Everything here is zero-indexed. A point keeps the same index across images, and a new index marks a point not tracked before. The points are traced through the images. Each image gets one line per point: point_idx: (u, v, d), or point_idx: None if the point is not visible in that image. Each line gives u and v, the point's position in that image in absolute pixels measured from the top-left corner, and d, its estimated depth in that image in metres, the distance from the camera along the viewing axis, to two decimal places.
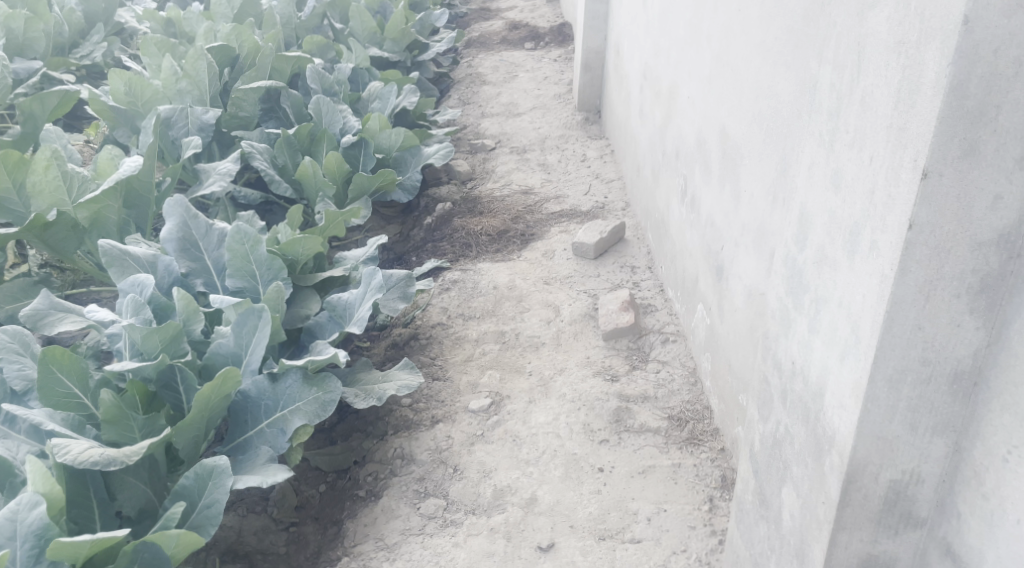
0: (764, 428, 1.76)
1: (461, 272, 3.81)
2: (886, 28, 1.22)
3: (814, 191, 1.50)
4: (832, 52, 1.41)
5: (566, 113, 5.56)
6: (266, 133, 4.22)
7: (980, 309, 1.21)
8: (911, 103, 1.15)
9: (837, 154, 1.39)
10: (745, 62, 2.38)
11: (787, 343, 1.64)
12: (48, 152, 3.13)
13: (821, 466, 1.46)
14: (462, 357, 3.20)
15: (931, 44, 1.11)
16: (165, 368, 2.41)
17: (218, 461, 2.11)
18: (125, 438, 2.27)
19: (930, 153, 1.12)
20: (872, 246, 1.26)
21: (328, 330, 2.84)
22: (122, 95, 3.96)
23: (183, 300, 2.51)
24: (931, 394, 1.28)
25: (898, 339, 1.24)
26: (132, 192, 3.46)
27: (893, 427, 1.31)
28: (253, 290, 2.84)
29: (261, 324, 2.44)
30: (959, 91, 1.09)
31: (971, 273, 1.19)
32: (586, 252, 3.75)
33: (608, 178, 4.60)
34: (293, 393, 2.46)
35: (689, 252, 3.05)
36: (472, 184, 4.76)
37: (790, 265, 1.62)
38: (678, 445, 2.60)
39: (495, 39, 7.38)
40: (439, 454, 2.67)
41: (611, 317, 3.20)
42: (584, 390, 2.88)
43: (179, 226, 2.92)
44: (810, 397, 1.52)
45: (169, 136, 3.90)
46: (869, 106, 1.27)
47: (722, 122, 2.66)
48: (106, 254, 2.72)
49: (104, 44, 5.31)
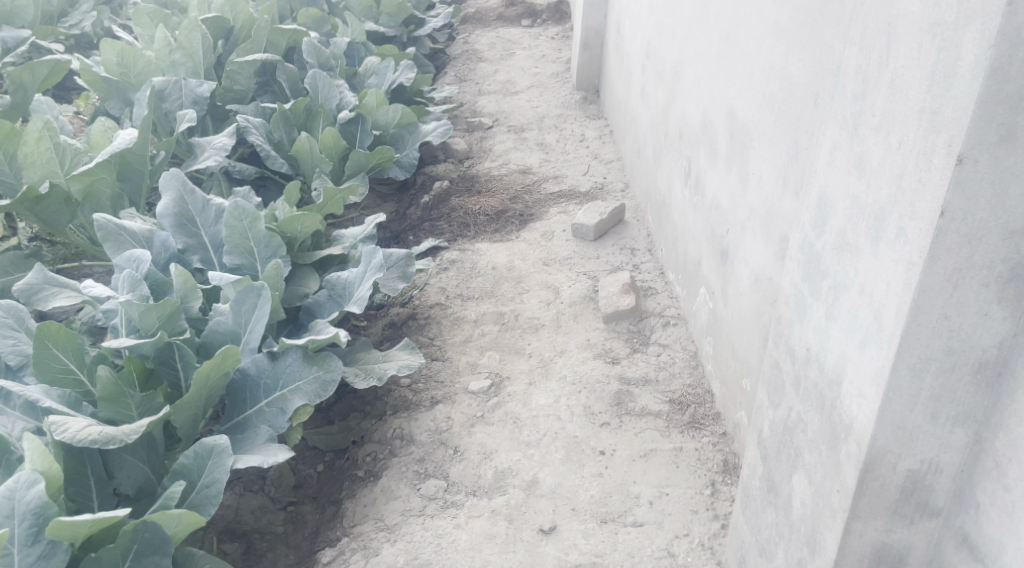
0: (775, 414, 1.75)
1: (460, 252, 3.78)
2: (920, 9, 1.19)
3: (835, 175, 1.47)
4: (857, 33, 1.38)
5: (564, 92, 5.52)
6: (262, 108, 4.16)
7: (1008, 299, 1.20)
8: (946, 87, 1.12)
9: (862, 138, 1.36)
10: (756, 43, 2.35)
11: (801, 329, 1.63)
12: (40, 123, 3.09)
13: (837, 454, 1.45)
14: (461, 338, 3.18)
15: (971, 26, 1.08)
16: (163, 345, 2.38)
17: (218, 440, 2.08)
18: (122, 415, 2.24)
19: (966, 139, 1.10)
20: (898, 233, 1.24)
21: (328, 309, 2.81)
22: (115, 65, 3.89)
23: (181, 276, 2.49)
24: (953, 384, 1.27)
25: (924, 328, 1.22)
26: (126, 166, 3.41)
27: (914, 417, 1.30)
28: (251, 267, 2.80)
29: (261, 302, 2.41)
30: (999, 76, 1.05)
31: (1002, 262, 1.17)
32: (586, 234, 3.72)
33: (606, 159, 4.56)
34: (292, 372, 2.42)
35: (692, 235, 3.03)
36: (469, 163, 4.73)
37: (807, 249, 1.60)
38: (679, 429, 2.59)
39: (491, 15, 7.30)
40: (438, 436, 2.64)
41: (611, 299, 3.17)
42: (585, 372, 2.87)
43: (176, 201, 2.87)
44: (825, 385, 1.51)
45: (163, 108, 3.85)
46: (899, 89, 1.25)
47: (729, 104, 2.63)
48: (101, 228, 2.67)
49: (93, 13, 5.22)
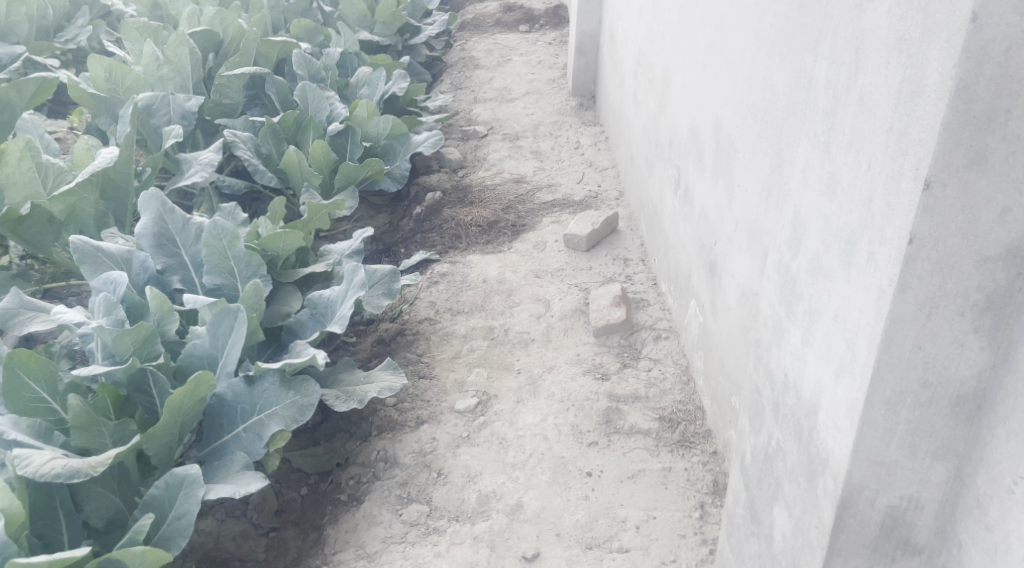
0: (756, 440, 1.68)
1: (450, 265, 3.71)
2: (887, 23, 1.12)
3: (808, 195, 1.40)
4: (828, 47, 1.32)
5: (560, 99, 5.45)
6: (251, 121, 4.10)
7: (985, 329, 1.12)
8: (912, 107, 1.05)
9: (833, 157, 1.29)
10: (739, 51, 2.28)
11: (779, 353, 1.56)
12: (21, 143, 3.07)
13: (816, 488, 1.38)
14: (450, 354, 3.11)
15: (936, 43, 1.01)
16: (136, 371, 2.32)
17: (189, 470, 2.03)
18: (94, 443, 2.20)
19: (933, 162, 1.02)
20: (869, 258, 1.18)
21: (310, 329, 2.75)
22: (103, 82, 3.86)
23: (157, 300, 2.44)
24: (931, 417, 1.20)
25: (898, 359, 1.15)
26: (110, 183, 3.31)
27: (891, 452, 1.23)
28: (232, 287, 2.75)
29: (237, 324, 2.36)
30: (965, 95, 0.99)
31: (977, 290, 1.10)
32: (578, 244, 3.65)
33: (601, 166, 4.49)
34: (269, 397, 2.36)
35: (682, 247, 2.96)
36: (463, 173, 4.67)
37: (783, 271, 1.53)
38: (669, 447, 2.52)
39: (489, 21, 7.25)
40: (422, 458, 2.58)
41: (601, 312, 3.11)
42: (574, 389, 2.80)
43: (155, 221, 2.81)
44: (802, 413, 1.44)
45: (151, 124, 3.79)
46: (867, 106, 1.18)
47: (715, 114, 2.56)
48: (77, 250, 2.63)
49: (90, 27, 5.17)
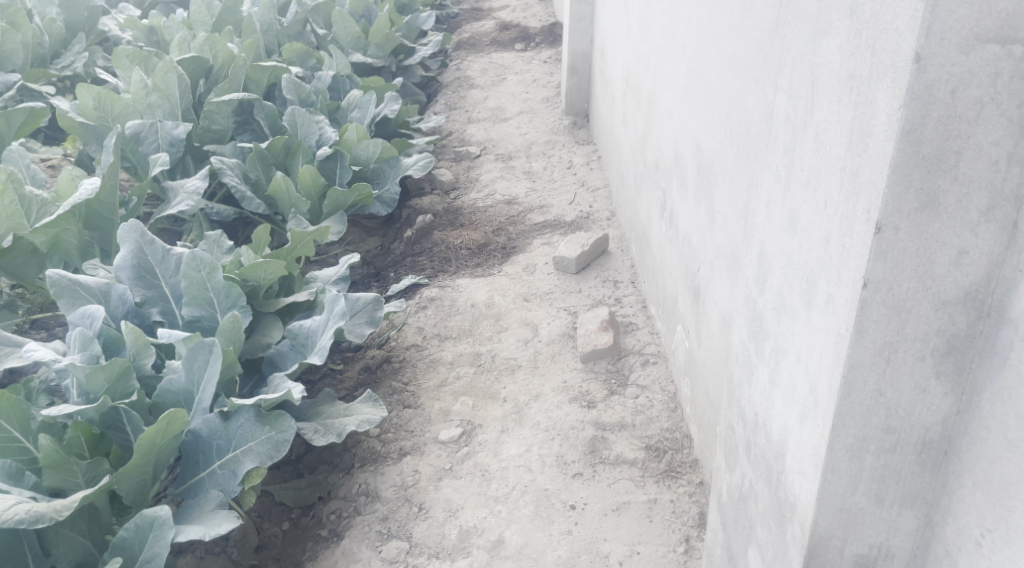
0: (730, 478, 1.63)
1: (440, 289, 3.65)
2: (839, 59, 1.08)
3: (772, 230, 1.36)
4: (787, 80, 1.28)
5: (553, 118, 5.42)
6: (240, 147, 4.06)
7: (947, 374, 1.07)
8: (863, 146, 1.02)
9: (793, 194, 1.25)
10: (716, 74, 2.21)
11: (749, 391, 1.51)
12: (3, 175, 2.87)
13: (786, 534, 1.34)
14: (436, 382, 3.04)
15: (883, 82, 0.97)
16: (108, 409, 2.28)
17: (159, 511, 1.99)
18: (67, 482, 2.14)
19: (883, 205, 0.99)
20: (827, 300, 1.13)
21: (290, 359, 2.71)
22: (92, 110, 3.76)
23: (133, 334, 2.39)
24: (897, 464, 1.15)
25: (858, 405, 1.11)
26: (94, 214, 3.17)
27: (857, 499, 1.18)
28: (211, 318, 2.69)
29: (212, 359, 2.31)
30: (913, 137, 0.95)
31: (936, 334, 1.05)
32: (567, 266, 3.60)
33: (594, 186, 4.45)
34: (245, 432, 2.32)
35: (669, 271, 2.91)
36: (455, 194, 4.63)
37: (751, 307, 1.48)
38: (654, 478, 2.47)
39: (485, 40, 7.24)
40: (404, 492, 2.53)
41: (589, 337, 3.05)
42: (559, 417, 2.75)
43: (134, 252, 2.73)
44: (771, 455, 1.39)
45: (140, 151, 3.72)
46: (822, 143, 1.14)
47: (696, 138, 2.51)
48: (54, 284, 2.53)
49: (86, 53, 5.10)
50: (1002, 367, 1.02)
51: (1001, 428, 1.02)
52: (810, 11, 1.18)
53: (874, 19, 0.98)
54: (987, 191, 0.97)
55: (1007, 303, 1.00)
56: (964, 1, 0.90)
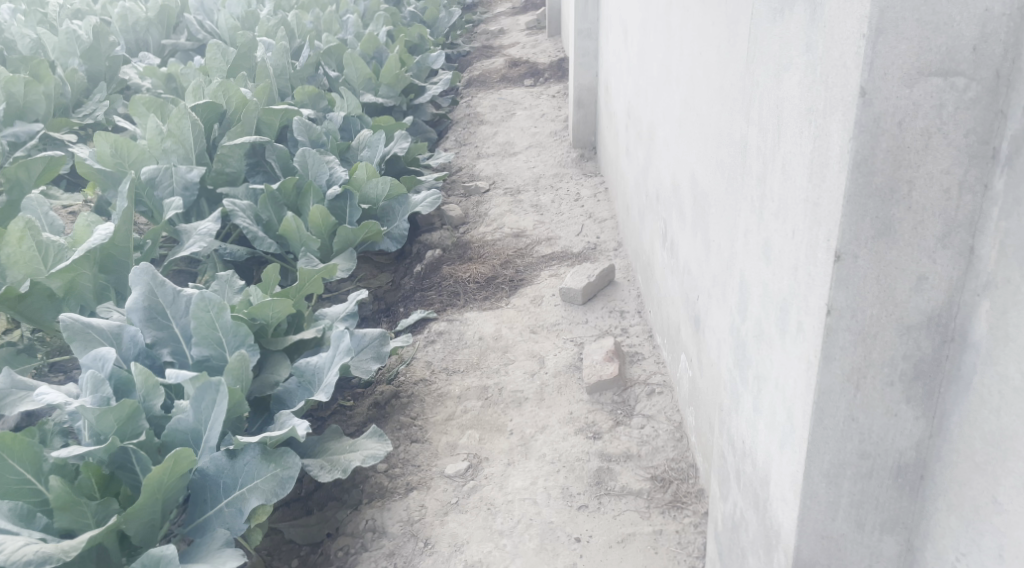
0: (724, 507, 1.63)
1: (448, 323, 3.69)
2: (798, 93, 1.19)
3: (750, 260, 1.41)
4: (756, 114, 1.35)
5: (561, 151, 5.48)
6: (251, 188, 4.13)
7: (917, 399, 1.16)
8: (821, 178, 1.14)
9: (766, 224, 1.32)
10: (707, 106, 2.18)
11: (737, 420, 1.52)
12: (21, 223, 2.92)
13: (773, 562, 1.37)
14: (443, 416, 3.06)
15: (835, 115, 1.10)
16: (117, 450, 2.31)
17: (165, 550, 2.02)
18: (78, 523, 2.18)
19: (840, 235, 1.11)
20: (798, 328, 1.22)
21: (297, 397, 2.75)
22: (108, 156, 3.79)
23: (143, 375, 2.43)
24: (874, 489, 1.22)
25: (832, 431, 1.20)
26: (110, 257, 3.20)
27: (838, 525, 1.25)
28: (220, 357, 2.72)
29: (219, 398, 2.34)
30: (864, 168, 1.08)
31: (903, 359, 1.15)
32: (574, 297, 3.62)
33: (601, 217, 4.49)
34: (251, 470, 2.35)
35: (672, 301, 2.92)
36: (464, 229, 4.68)
37: (734, 335, 1.52)
38: (660, 509, 2.46)
39: (495, 77, 7.34)
40: (410, 527, 2.55)
41: (595, 368, 3.06)
42: (565, 449, 2.76)
43: (145, 295, 2.74)
44: (758, 483, 1.41)
45: (155, 196, 3.78)
46: (788, 175, 1.23)
47: (691, 168, 2.53)
48: (68, 328, 2.57)
49: (106, 102, 5.19)
50: (967, 391, 1.11)
51: (969, 451, 1.11)
52: (773, 47, 1.26)
53: (826, 56, 1.11)
54: (940, 220, 1.09)
55: (968, 326, 1.11)
56: (904, 38, 1.02)
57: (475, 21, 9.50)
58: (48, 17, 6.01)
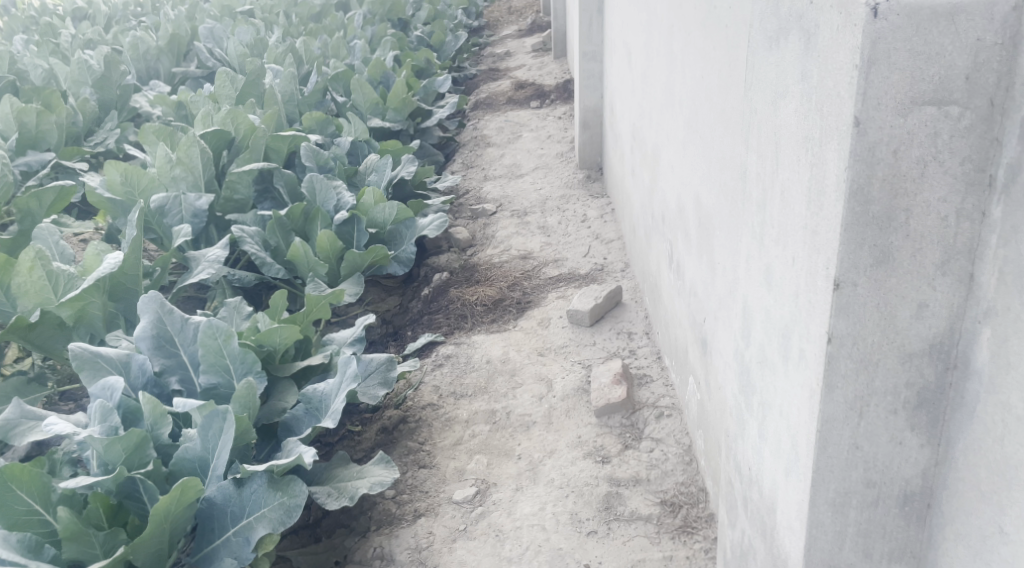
0: (732, 533, 1.62)
1: (455, 347, 3.69)
2: (795, 120, 1.20)
3: (753, 285, 1.41)
4: (756, 140, 1.36)
5: (568, 172, 5.49)
6: (260, 214, 4.15)
7: (921, 427, 1.16)
8: (820, 206, 1.15)
9: (767, 250, 1.33)
10: (710, 129, 2.19)
11: (743, 445, 1.52)
12: (31, 253, 2.92)
13: None
14: (451, 441, 3.05)
15: (831, 143, 1.11)
16: (125, 480, 2.31)
17: None
18: (86, 554, 2.18)
19: (839, 263, 1.11)
20: (800, 355, 1.23)
21: (305, 424, 2.74)
22: (119, 185, 3.80)
23: (150, 404, 2.43)
24: (881, 518, 1.22)
25: (836, 460, 1.20)
26: (119, 285, 3.20)
27: (845, 555, 1.26)
28: (227, 385, 2.72)
29: (226, 427, 2.33)
30: (861, 197, 1.08)
31: (906, 387, 1.15)
32: (581, 320, 3.61)
33: (608, 238, 4.49)
34: (258, 498, 2.35)
35: (679, 322, 2.91)
36: (472, 251, 4.69)
37: (740, 361, 1.52)
38: (670, 535, 2.44)
39: (501, 99, 7.38)
40: (418, 555, 2.53)
41: (603, 391, 3.05)
42: (574, 474, 2.74)
43: (154, 323, 2.75)
44: (765, 510, 1.41)
45: (164, 224, 3.80)
46: (788, 201, 1.24)
47: (696, 190, 2.53)
48: (77, 357, 2.59)
49: (117, 130, 5.24)
50: (970, 419, 1.11)
51: (976, 480, 1.11)
52: (770, 75, 1.28)
53: (821, 85, 1.12)
54: (940, 247, 1.09)
55: (970, 354, 1.11)
56: (896, 68, 1.03)
57: (481, 44, 9.56)
58: (61, 48, 6.08)
